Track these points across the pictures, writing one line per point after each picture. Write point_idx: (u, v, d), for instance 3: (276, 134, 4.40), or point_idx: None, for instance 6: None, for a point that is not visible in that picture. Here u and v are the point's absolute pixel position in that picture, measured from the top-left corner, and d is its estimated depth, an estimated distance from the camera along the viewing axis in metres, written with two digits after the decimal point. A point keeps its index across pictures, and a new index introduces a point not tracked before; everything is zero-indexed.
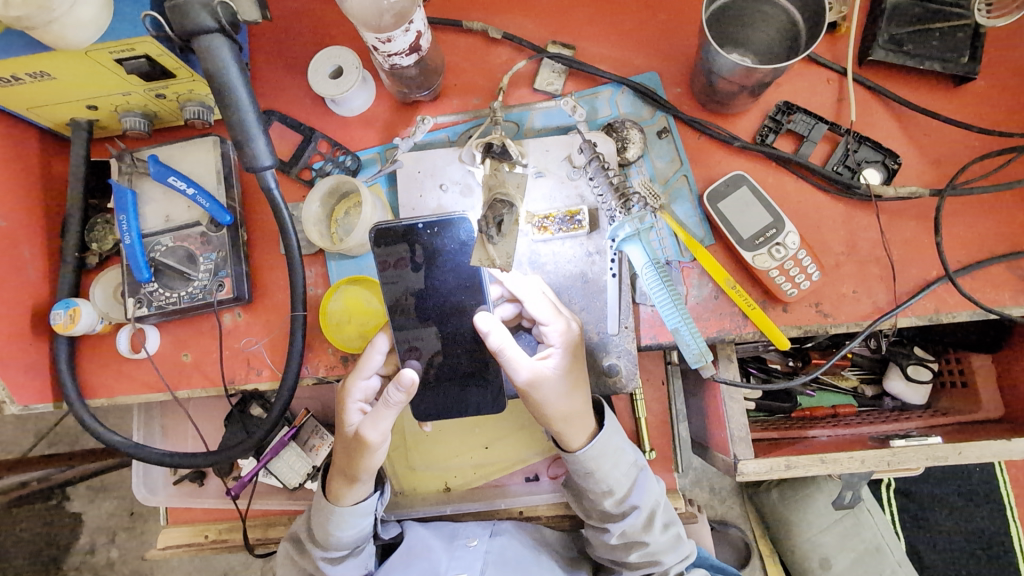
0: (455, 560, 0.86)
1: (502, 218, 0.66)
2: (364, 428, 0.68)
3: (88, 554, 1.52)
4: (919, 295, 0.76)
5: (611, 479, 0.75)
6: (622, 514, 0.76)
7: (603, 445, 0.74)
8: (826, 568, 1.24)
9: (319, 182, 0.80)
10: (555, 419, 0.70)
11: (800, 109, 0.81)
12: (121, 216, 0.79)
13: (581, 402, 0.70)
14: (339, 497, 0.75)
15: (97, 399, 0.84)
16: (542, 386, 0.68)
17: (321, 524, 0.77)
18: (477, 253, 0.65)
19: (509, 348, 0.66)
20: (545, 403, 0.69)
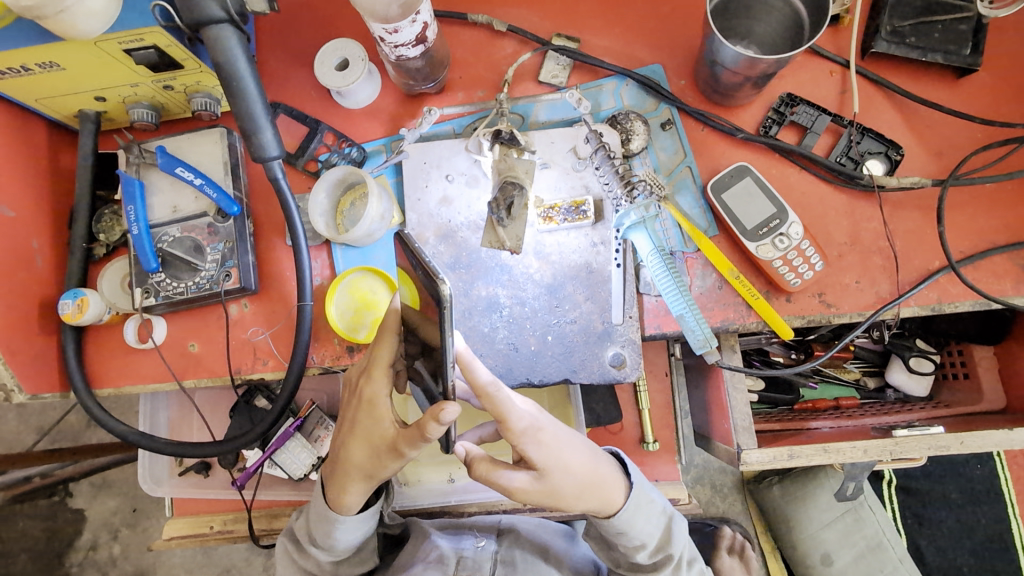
0: (464, 558, 0.81)
1: (512, 201, 0.77)
2: (401, 444, 0.60)
3: (91, 550, 1.52)
4: (921, 285, 0.76)
5: (644, 534, 0.71)
6: (653, 566, 0.73)
7: (636, 503, 0.70)
8: (828, 565, 1.25)
9: (327, 174, 0.82)
10: (570, 499, 0.64)
11: (803, 101, 0.81)
12: (129, 206, 0.79)
13: (583, 470, 0.64)
14: (344, 504, 0.68)
15: (104, 389, 0.84)
16: (532, 487, 0.62)
17: (326, 532, 0.72)
18: (489, 234, 0.79)
19: (489, 463, 0.61)
20: (550, 491, 0.63)
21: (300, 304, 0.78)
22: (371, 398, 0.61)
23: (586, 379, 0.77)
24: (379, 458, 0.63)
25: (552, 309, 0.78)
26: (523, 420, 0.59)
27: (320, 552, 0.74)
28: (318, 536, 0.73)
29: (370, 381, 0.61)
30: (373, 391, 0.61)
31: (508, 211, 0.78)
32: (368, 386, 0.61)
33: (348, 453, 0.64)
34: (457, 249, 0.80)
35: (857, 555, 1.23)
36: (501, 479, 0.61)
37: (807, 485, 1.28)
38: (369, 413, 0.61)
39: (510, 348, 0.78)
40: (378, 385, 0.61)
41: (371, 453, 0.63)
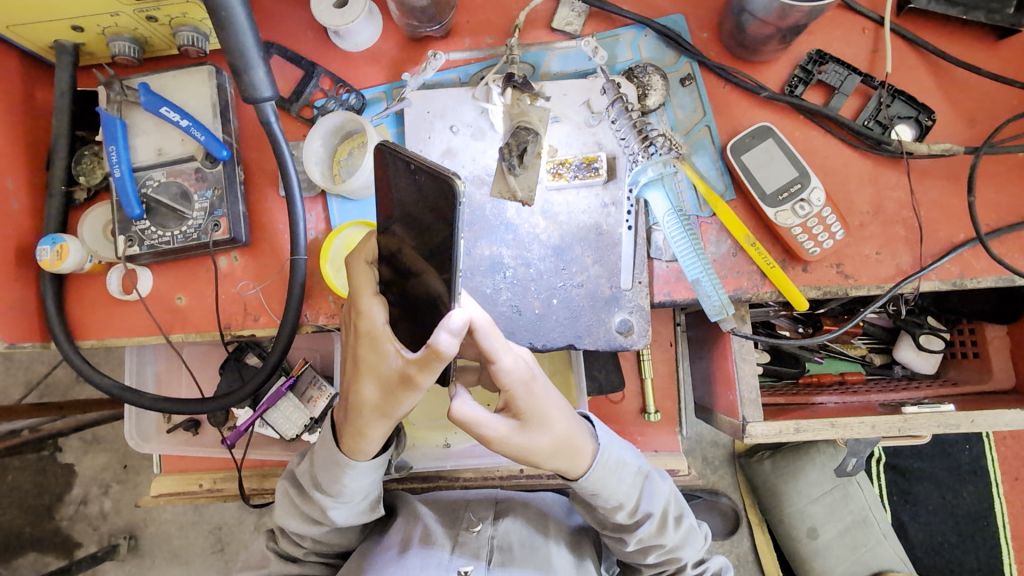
0: (459, 548, 0.76)
1: (525, 146, 0.72)
2: (414, 371, 0.55)
3: (82, 505, 1.51)
4: (945, 258, 0.73)
5: (620, 493, 0.68)
6: (635, 524, 0.70)
7: (603, 466, 0.66)
8: (813, 537, 1.26)
9: (322, 119, 0.77)
10: (543, 456, 0.61)
11: (833, 59, 0.76)
12: (110, 146, 0.74)
13: (562, 429, 0.61)
14: (355, 446, 0.64)
15: (87, 341, 0.80)
16: (510, 440, 0.59)
17: (333, 477, 0.67)
18: (499, 184, 0.75)
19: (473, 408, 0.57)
20: (524, 449, 0.60)
21: (294, 259, 0.74)
22: (372, 330, 0.57)
23: (591, 346, 0.74)
24: (394, 398, 0.58)
25: (558, 272, 0.75)
26: (517, 365, 0.56)
27: (322, 497, 0.69)
28: (323, 481, 0.68)
29: (360, 313, 0.57)
30: (367, 325, 0.57)
31: (520, 159, 0.73)
32: (361, 318, 0.57)
33: (358, 393, 0.59)
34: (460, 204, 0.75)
35: (840, 530, 1.25)
36: (481, 426, 0.58)
37: (798, 460, 1.28)
38: (371, 345, 0.57)
39: (513, 311, 0.74)
40: (373, 315, 0.57)
41: (385, 391, 0.58)
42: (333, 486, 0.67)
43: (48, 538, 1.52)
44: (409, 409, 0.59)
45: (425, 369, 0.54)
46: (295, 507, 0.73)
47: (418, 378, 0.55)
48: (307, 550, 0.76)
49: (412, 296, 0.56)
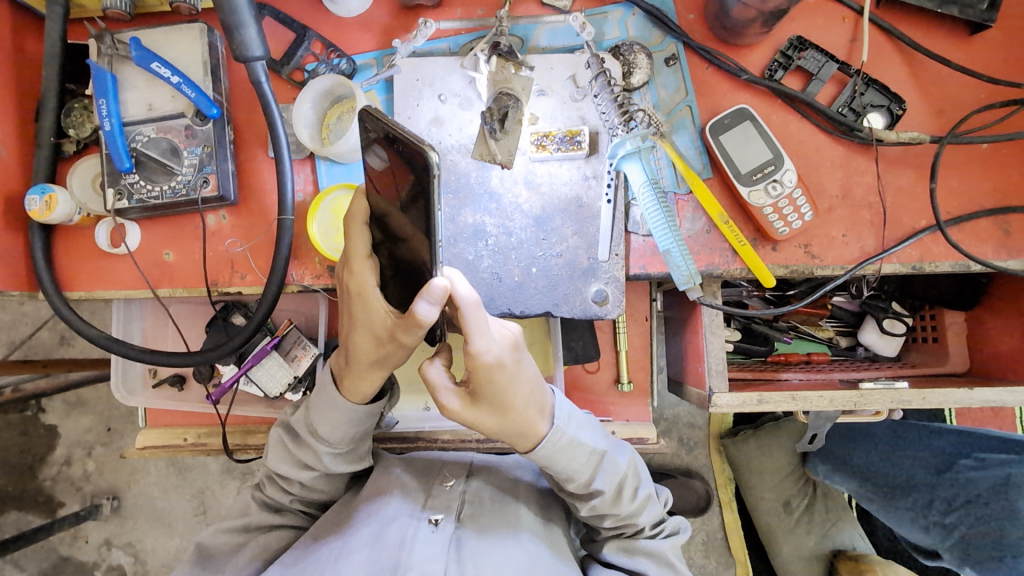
0: (432, 499, 0.80)
1: (506, 111, 0.76)
2: (400, 332, 0.58)
3: (65, 465, 1.53)
4: (906, 241, 0.77)
5: (569, 469, 0.70)
6: (588, 495, 0.74)
7: (554, 444, 0.68)
8: (788, 512, 1.34)
9: (315, 82, 0.78)
10: (490, 431, 0.65)
11: (812, 46, 0.79)
12: (101, 99, 0.75)
13: (513, 416, 0.63)
14: (353, 391, 0.68)
15: (74, 292, 0.82)
16: (461, 410, 0.63)
17: (331, 422, 0.70)
18: (480, 147, 0.78)
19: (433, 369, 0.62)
20: (472, 423, 0.64)
21: (281, 218, 0.76)
22: (361, 291, 0.60)
23: (567, 313, 0.77)
24: (385, 351, 0.61)
25: (538, 241, 0.77)
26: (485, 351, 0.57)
27: (319, 442, 0.72)
28: (319, 427, 0.71)
29: (353, 272, 0.60)
30: (360, 285, 0.60)
31: (501, 124, 0.77)
32: (355, 279, 0.60)
33: (353, 344, 0.62)
34: (446, 172, 0.77)
35: (807, 508, 1.34)
36: (438, 390, 0.62)
37: (772, 440, 1.34)
38: (361, 304, 0.60)
39: (493, 278, 0.77)
40: (365, 276, 0.60)
41: (378, 344, 0.61)
42: (329, 432, 0.71)
43: (31, 497, 1.54)
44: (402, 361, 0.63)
45: (414, 332, 0.57)
46: (288, 452, 0.76)
47: (405, 336, 0.58)
48: (295, 496, 0.79)
49: (395, 254, 0.59)
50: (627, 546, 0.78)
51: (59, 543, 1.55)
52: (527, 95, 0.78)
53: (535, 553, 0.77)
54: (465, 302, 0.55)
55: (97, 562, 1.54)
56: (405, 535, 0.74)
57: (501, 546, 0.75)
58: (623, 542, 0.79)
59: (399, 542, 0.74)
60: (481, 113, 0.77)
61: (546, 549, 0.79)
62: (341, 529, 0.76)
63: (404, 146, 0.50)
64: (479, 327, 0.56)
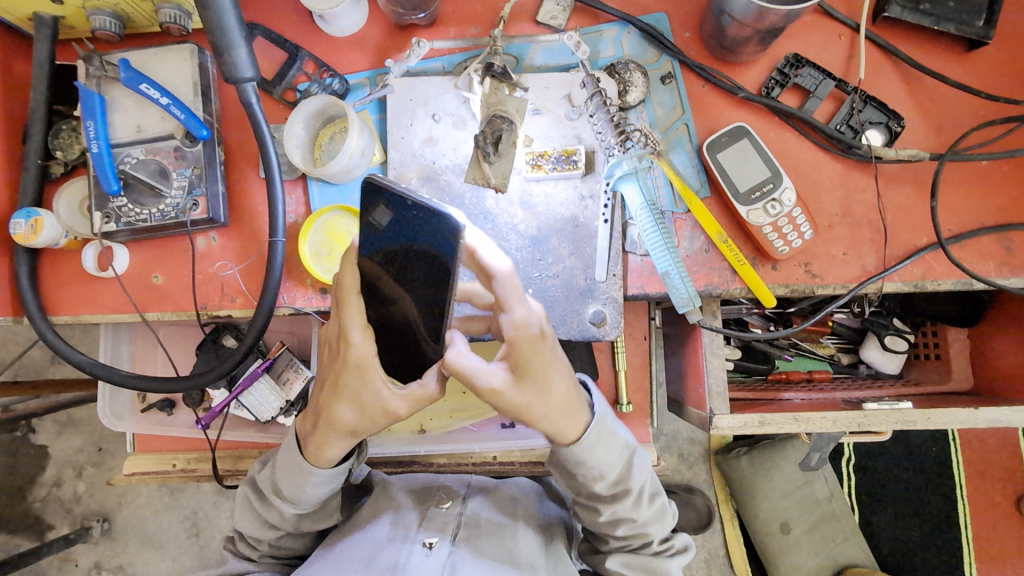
0: (427, 521, 0.77)
1: (500, 133, 0.75)
2: (398, 403, 0.62)
3: (54, 486, 1.50)
4: (907, 260, 0.76)
5: (603, 464, 0.68)
6: (612, 497, 0.71)
7: (597, 431, 0.67)
8: (786, 532, 1.31)
9: (305, 103, 0.77)
10: (536, 420, 0.63)
11: (808, 63, 0.78)
12: (88, 121, 0.74)
13: (562, 391, 0.62)
14: (317, 458, 0.67)
15: (60, 316, 0.80)
16: (505, 394, 0.60)
17: (296, 485, 0.69)
18: (473, 170, 0.76)
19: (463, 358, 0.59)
20: (520, 407, 0.61)
21: (272, 240, 0.74)
22: (361, 363, 0.60)
23: (564, 335, 0.76)
24: (370, 418, 0.63)
25: (534, 262, 0.76)
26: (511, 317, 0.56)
27: (286, 504, 0.71)
28: (283, 490, 0.70)
29: (353, 346, 0.60)
30: (356, 355, 0.60)
31: (495, 146, 0.76)
32: (355, 352, 0.60)
33: (333, 412, 0.63)
34: (441, 193, 0.77)
35: (811, 527, 1.31)
36: (476, 376, 0.59)
37: (774, 457, 1.31)
38: (359, 374, 0.60)
39: None
40: (366, 348, 0.60)
41: (360, 412, 0.62)
42: (294, 494, 0.70)
43: (19, 519, 1.50)
44: (374, 430, 0.65)
45: (406, 402, 0.62)
46: (253, 511, 0.74)
47: (398, 408, 0.62)
48: (262, 551, 0.77)
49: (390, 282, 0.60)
50: (633, 561, 0.75)
51: (47, 567, 1.52)
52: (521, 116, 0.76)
53: None
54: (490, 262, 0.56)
55: None
56: (397, 558, 0.71)
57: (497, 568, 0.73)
58: (627, 556, 0.75)
59: (391, 565, 0.70)
60: (475, 134, 0.76)
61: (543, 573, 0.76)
62: (328, 558, 0.73)
63: (417, 209, 0.56)
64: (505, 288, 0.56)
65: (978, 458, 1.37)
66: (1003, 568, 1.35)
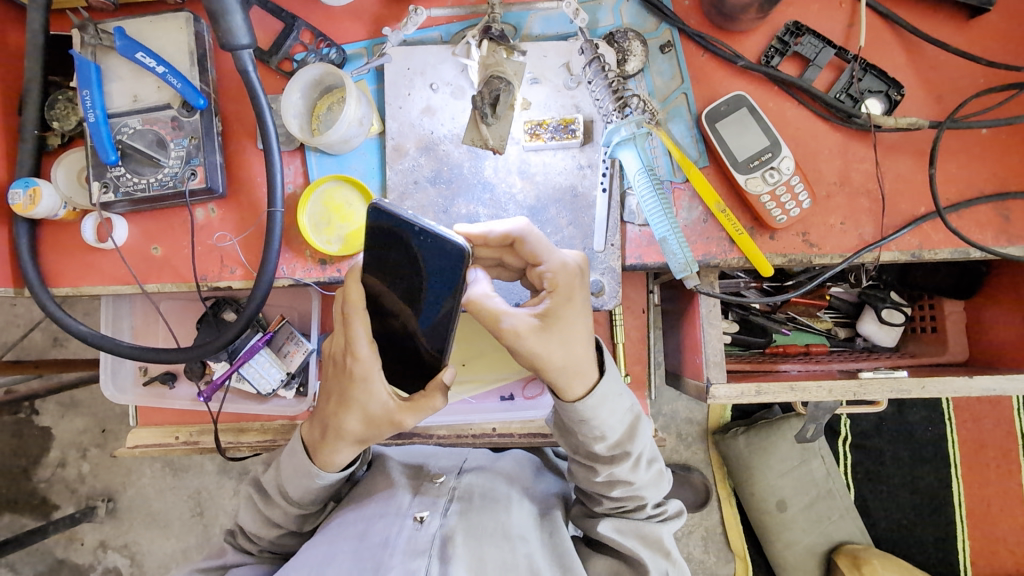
0: (418, 496, 0.78)
1: (497, 95, 0.73)
2: (404, 414, 0.63)
3: (59, 467, 1.51)
4: (905, 228, 0.76)
5: (607, 424, 0.68)
6: (611, 458, 0.72)
7: (602, 393, 0.66)
8: (782, 510, 1.33)
9: (302, 72, 0.76)
10: (545, 370, 0.62)
11: (809, 31, 0.78)
12: (84, 90, 0.73)
13: (570, 347, 0.62)
14: (327, 466, 0.70)
15: (61, 288, 0.80)
16: (531, 338, 0.60)
17: (300, 487, 0.72)
18: (472, 132, 0.76)
19: (494, 296, 0.61)
20: (538, 355, 0.60)
21: (271, 211, 0.74)
22: (366, 376, 0.62)
23: None
24: (376, 428, 0.64)
25: None
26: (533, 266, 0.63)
27: (289, 505, 0.74)
28: (290, 490, 0.72)
29: (360, 358, 0.62)
30: (362, 367, 0.62)
31: (493, 109, 0.74)
32: (359, 365, 0.62)
33: (340, 422, 0.64)
34: (439, 162, 0.77)
35: (807, 505, 1.33)
36: (501, 314, 0.59)
37: (770, 436, 1.32)
38: (364, 386, 0.62)
39: None
40: (371, 361, 0.62)
41: (364, 422, 0.64)
42: (298, 493, 0.72)
43: (25, 499, 1.52)
44: (381, 439, 0.66)
45: (413, 414, 0.64)
46: (253, 509, 0.76)
47: (403, 418, 0.63)
48: (261, 546, 0.78)
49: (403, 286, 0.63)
50: (623, 526, 0.75)
51: (54, 545, 1.54)
52: (518, 80, 0.73)
53: (523, 548, 0.74)
54: (499, 229, 0.63)
55: (93, 565, 1.52)
56: (389, 533, 0.72)
57: (489, 543, 0.74)
58: (619, 522, 0.76)
59: (383, 539, 0.72)
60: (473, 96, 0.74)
61: (535, 545, 0.76)
62: (325, 533, 0.75)
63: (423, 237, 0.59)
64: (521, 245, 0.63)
65: (974, 436, 1.38)
66: (996, 544, 1.37)
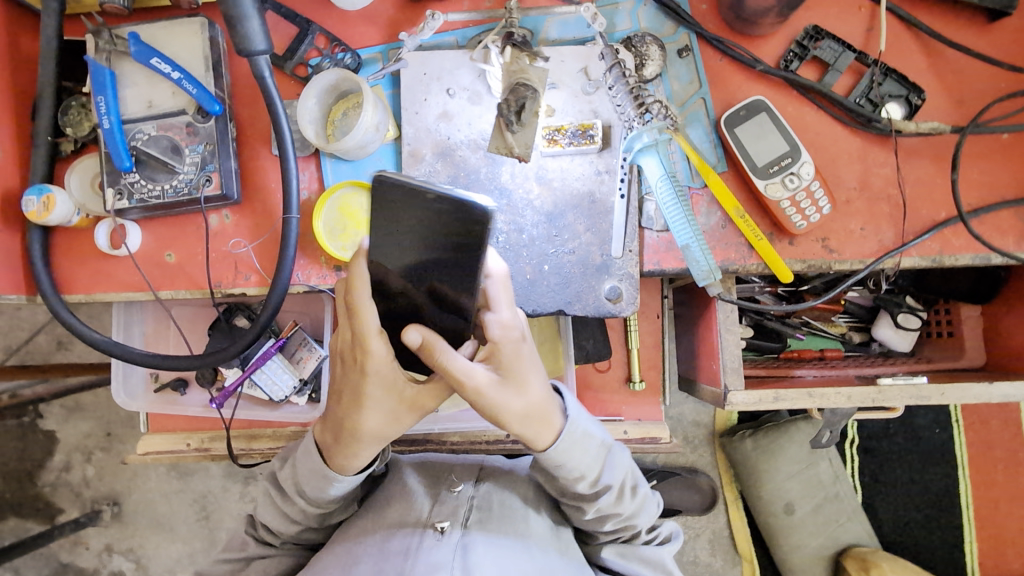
0: (438, 505, 0.77)
1: (523, 102, 0.74)
2: None
3: (64, 471, 1.51)
4: (926, 234, 0.75)
5: (582, 465, 0.68)
6: (593, 495, 0.71)
7: (570, 436, 0.66)
8: (791, 514, 1.32)
9: (318, 78, 0.76)
10: (502, 420, 0.61)
11: (828, 35, 0.77)
12: (99, 96, 0.73)
13: (524, 398, 0.60)
14: (346, 465, 0.68)
15: (73, 295, 0.79)
16: (490, 399, 0.58)
17: (318, 488, 0.71)
18: (496, 140, 0.76)
19: (447, 349, 0.55)
20: (498, 410, 0.59)
21: (286, 218, 0.74)
22: (376, 366, 0.58)
23: (580, 311, 0.75)
24: (400, 419, 0.62)
25: (550, 238, 0.75)
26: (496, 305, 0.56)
27: (303, 505, 0.73)
28: (306, 489, 0.71)
29: (371, 349, 0.57)
30: (376, 362, 0.58)
31: (518, 116, 0.75)
32: (371, 360, 0.58)
33: (358, 424, 0.62)
34: (456, 168, 0.76)
35: (815, 507, 1.32)
36: (457, 377, 0.56)
37: (778, 440, 1.32)
38: (377, 380, 0.59)
39: None
40: (381, 353, 0.58)
41: (387, 417, 0.62)
42: (314, 492, 0.71)
43: (29, 504, 1.51)
44: (404, 430, 0.64)
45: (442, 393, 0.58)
46: (273, 505, 0.75)
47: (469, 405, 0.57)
48: (283, 540, 0.77)
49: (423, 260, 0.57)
50: (624, 551, 0.77)
51: (59, 550, 1.53)
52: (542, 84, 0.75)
53: (542, 559, 0.74)
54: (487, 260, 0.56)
55: (98, 569, 1.52)
56: (409, 544, 0.72)
57: (509, 553, 0.73)
58: (622, 546, 0.77)
59: (404, 550, 0.71)
60: (497, 104, 0.75)
61: (554, 555, 0.76)
62: (346, 543, 0.75)
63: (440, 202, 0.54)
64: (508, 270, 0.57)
65: (983, 439, 1.37)
66: (1006, 549, 1.37)
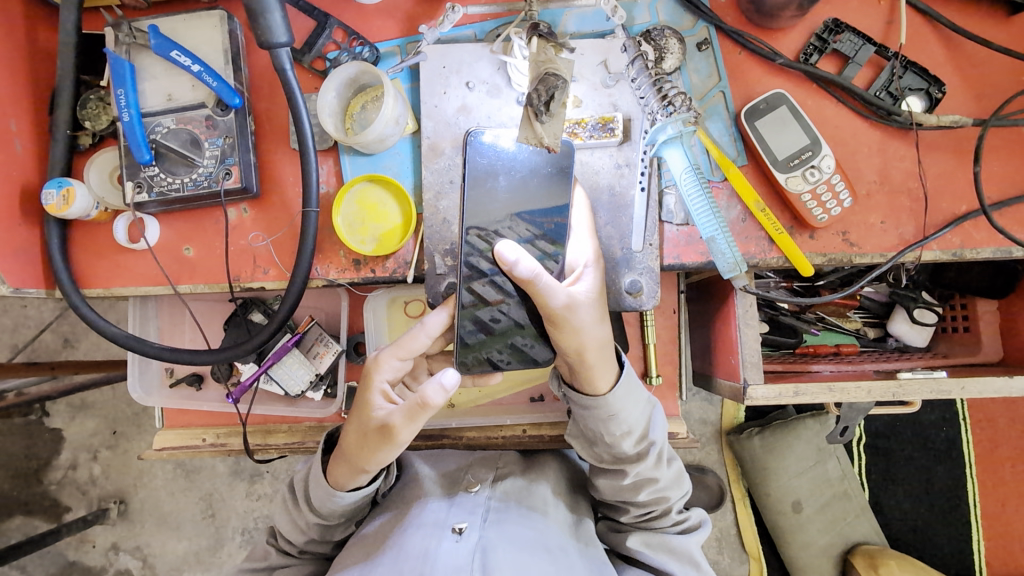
0: (456, 506, 0.77)
1: (554, 92, 0.64)
2: (395, 423, 0.62)
3: (70, 469, 1.51)
4: (948, 227, 0.75)
5: (632, 419, 0.70)
6: (636, 456, 0.72)
7: (627, 385, 0.69)
8: (798, 511, 1.32)
9: (339, 70, 0.76)
10: (581, 352, 0.64)
11: (848, 28, 0.77)
12: (119, 89, 0.73)
13: (601, 326, 0.65)
14: (342, 482, 0.70)
15: (92, 289, 0.79)
16: (579, 319, 0.63)
17: (324, 497, 0.70)
18: (524, 131, 0.66)
19: (544, 273, 0.60)
20: (582, 337, 0.64)
21: (305, 211, 0.73)
22: (372, 380, 0.66)
23: None
24: (370, 444, 0.64)
25: None
26: (579, 258, 0.69)
27: (315, 515, 0.73)
28: (313, 498, 0.71)
29: (374, 362, 0.67)
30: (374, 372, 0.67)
31: (547, 106, 0.65)
32: (370, 370, 0.67)
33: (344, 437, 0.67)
34: None
35: (822, 505, 1.32)
36: (554, 293, 0.61)
37: (786, 437, 1.31)
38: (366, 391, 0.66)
39: None
40: (378, 369, 0.67)
41: (362, 438, 0.65)
42: (320, 502, 0.71)
43: (36, 502, 1.51)
44: (378, 465, 0.66)
45: (402, 419, 0.62)
46: (288, 512, 0.75)
47: (396, 431, 0.62)
48: (299, 548, 0.77)
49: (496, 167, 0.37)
50: (651, 541, 0.76)
51: (65, 548, 1.53)
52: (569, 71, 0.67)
53: (565, 560, 0.73)
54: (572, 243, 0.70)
55: (105, 567, 1.51)
56: (429, 546, 0.71)
57: (528, 551, 0.72)
58: (648, 535, 0.76)
59: (423, 552, 0.70)
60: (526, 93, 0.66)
61: (575, 557, 0.75)
62: (364, 544, 0.75)
63: None
64: (583, 233, 0.70)
65: (989, 436, 1.37)
66: (1011, 543, 1.37)
